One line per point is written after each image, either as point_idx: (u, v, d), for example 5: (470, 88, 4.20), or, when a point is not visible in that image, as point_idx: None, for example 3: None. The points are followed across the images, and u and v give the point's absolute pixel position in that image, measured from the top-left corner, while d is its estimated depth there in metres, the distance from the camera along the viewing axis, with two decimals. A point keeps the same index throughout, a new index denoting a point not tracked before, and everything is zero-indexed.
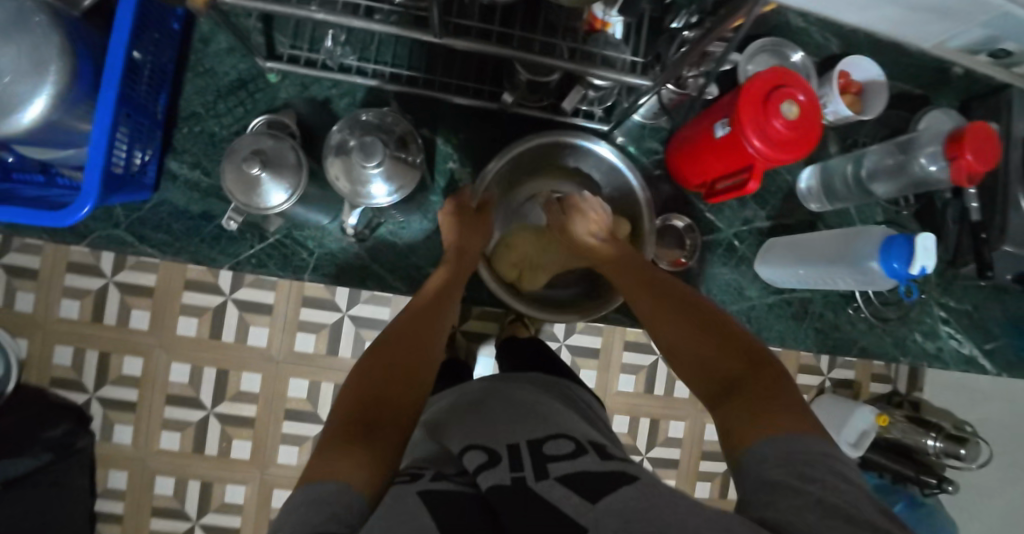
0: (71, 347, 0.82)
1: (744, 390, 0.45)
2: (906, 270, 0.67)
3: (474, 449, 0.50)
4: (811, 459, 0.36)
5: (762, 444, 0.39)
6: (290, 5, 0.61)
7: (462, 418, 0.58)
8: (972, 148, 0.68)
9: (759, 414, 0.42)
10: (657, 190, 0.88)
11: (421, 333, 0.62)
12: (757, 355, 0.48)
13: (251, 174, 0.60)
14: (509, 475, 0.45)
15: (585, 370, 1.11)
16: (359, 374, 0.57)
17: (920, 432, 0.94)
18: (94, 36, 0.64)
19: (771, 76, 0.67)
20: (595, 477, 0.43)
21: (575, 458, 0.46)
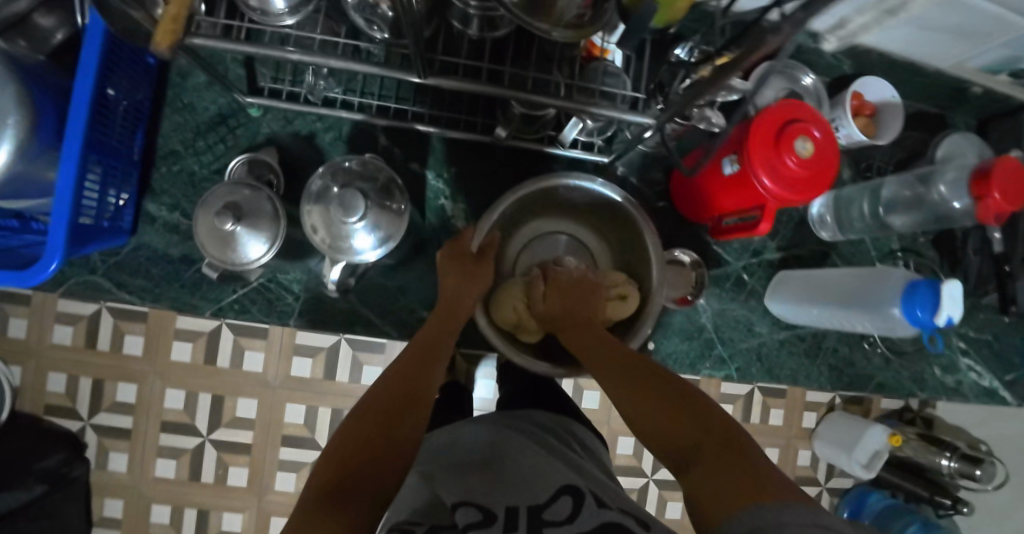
0: (64, 375, 0.96)
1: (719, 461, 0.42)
2: (931, 319, 0.62)
3: (467, 505, 0.48)
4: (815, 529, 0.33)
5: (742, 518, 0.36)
6: (264, 46, 0.57)
7: (467, 474, 0.55)
8: (1001, 186, 0.63)
9: (733, 483, 0.39)
10: (661, 222, 0.83)
11: (407, 387, 0.59)
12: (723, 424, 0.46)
13: (225, 230, 0.57)
14: None
15: (587, 391, 1.06)
16: (341, 435, 0.53)
17: (933, 451, 0.90)
18: (54, 79, 0.61)
19: (781, 109, 0.63)
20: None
21: (574, 519, 0.46)
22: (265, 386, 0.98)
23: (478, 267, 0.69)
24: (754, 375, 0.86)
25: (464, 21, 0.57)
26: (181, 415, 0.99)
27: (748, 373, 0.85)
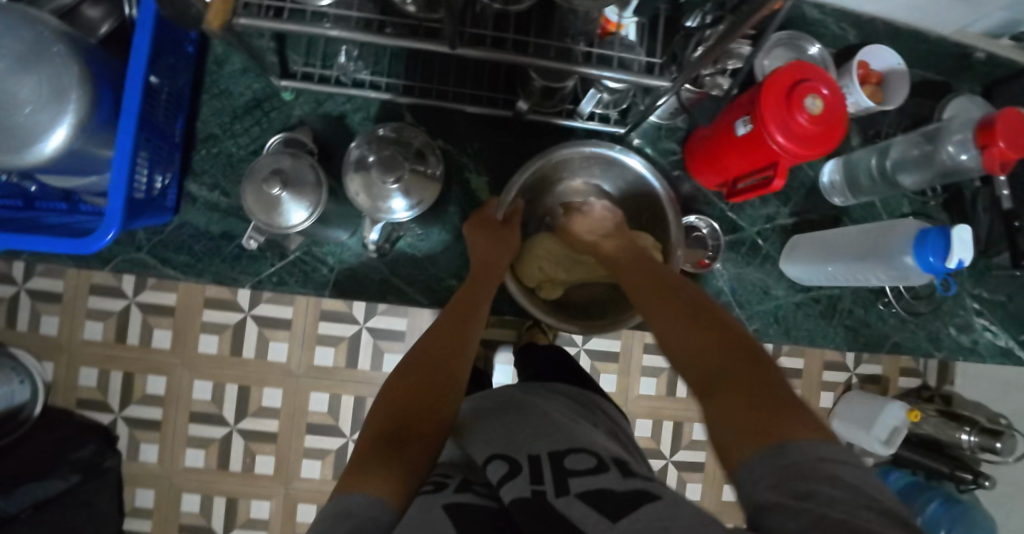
0: (95, 369, 0.93)
1: (735, 387, 0.41)
2: (943, 264, 0.65)
3: (496, 460, 0.49)
4: (812, 477, 0.33)
5: (752, 458, 0.36)
6: (303, 22, 0.60)
7: (485, 424, 0.56)
8: (1004, 135, 0.66)
9: (756, 421, 0.38)
10: (677, 191, 0.87)
11: (448, 349, 0.60)
12: (762, 359, 0.44)
13: (271, 195, 0.60)
14: (530, 487, 0.44)
15: (604, 374, 1.09)
16: (389, 388, 0.55)
17: (953, 427, 0.92)
18: (111, 62, 0.66)
19: (790, 70, 0.66)
20: (617, 497, 0.41)
21: (598, 476, 0.44)
22: (290, 374, 0.93)
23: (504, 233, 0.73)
24: (771, 335, 0.89)
25: None
26: (207, 405, 0.96)
27: (766, 335, 0.88)
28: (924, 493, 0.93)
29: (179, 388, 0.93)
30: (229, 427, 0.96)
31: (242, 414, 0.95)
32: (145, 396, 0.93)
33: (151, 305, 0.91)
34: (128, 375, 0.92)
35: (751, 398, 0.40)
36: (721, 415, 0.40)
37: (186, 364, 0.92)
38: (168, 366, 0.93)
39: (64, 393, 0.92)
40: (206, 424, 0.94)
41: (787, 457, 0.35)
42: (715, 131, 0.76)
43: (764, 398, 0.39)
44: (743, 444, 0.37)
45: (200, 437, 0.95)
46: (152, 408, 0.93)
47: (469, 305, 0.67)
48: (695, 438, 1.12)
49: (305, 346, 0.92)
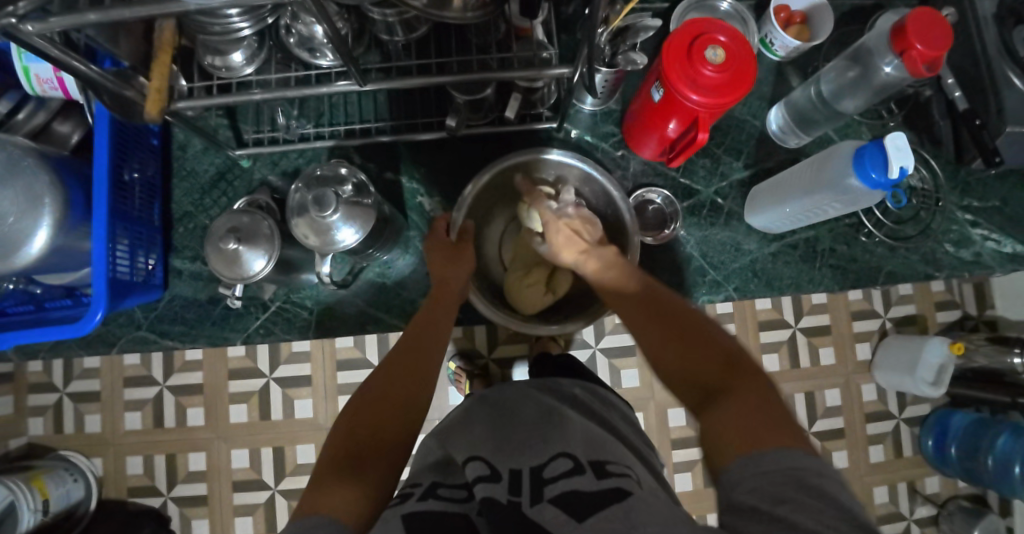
0: (139, 456, 1.03)
1: (750, 414, 0.40)
2: (886, 177, 0.64)
3: (474, 461, 0.51)
4: (791, 484, 0.33)
5: (762, 458, 0.36)
6: (233, 94, 0.68)
7: (473, 427, 0.58)
8: (918, 37, 0.67)
9: (748, 425, 0.39)
10: (627, 169, 0.89)
11: (417, 362, 0.59)
12: (759, 382, 0.43)
13: (230, 250, 0.66)
14: (506, 496, 0.46)
15: (625, 369, 1.12)
16: (354, 406, 0.53)
17: (1003, 353, 0.89)
18: (79, 167, 0.74)
19: (687, 28, 0.68)
20: (589, 496, 0.43)
21: (573, 473, 0.46)
22: (319, 428, 1.03)
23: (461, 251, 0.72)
24: (755, 290, 0.88)
25: (390, 31, 0.67)
26: (247, 473, 1.03)
27: (749, 290, 0.88)
28: (989, 427, 0.89)
29: (220, 460, 1.03)
30: (272, 491, 1.04)
31: (281, 476, 1.04)
32: (188, 474, 1.02)
33: (182, 387, 1.02)
34: (171, 455, 1.02)
35: (769, 428, 0.38)
36: (732, 435, 0.39)
37: (221, 436, 1.03)
38: (207, 442, 1.03)
39: (115, 484, 1.02)
40: (249, 491, 1.03)
41: (764, 467, 0.35)
42: (641, 102, 0.78)
43: (779, 416, 0.39)
44: (747, 454, 0.37)
45: (245, 505, 1.03)
46: (197, 485, 1.03)
47: (432, 321, 0.65)
48: None
49: (328, 400, 1.03)
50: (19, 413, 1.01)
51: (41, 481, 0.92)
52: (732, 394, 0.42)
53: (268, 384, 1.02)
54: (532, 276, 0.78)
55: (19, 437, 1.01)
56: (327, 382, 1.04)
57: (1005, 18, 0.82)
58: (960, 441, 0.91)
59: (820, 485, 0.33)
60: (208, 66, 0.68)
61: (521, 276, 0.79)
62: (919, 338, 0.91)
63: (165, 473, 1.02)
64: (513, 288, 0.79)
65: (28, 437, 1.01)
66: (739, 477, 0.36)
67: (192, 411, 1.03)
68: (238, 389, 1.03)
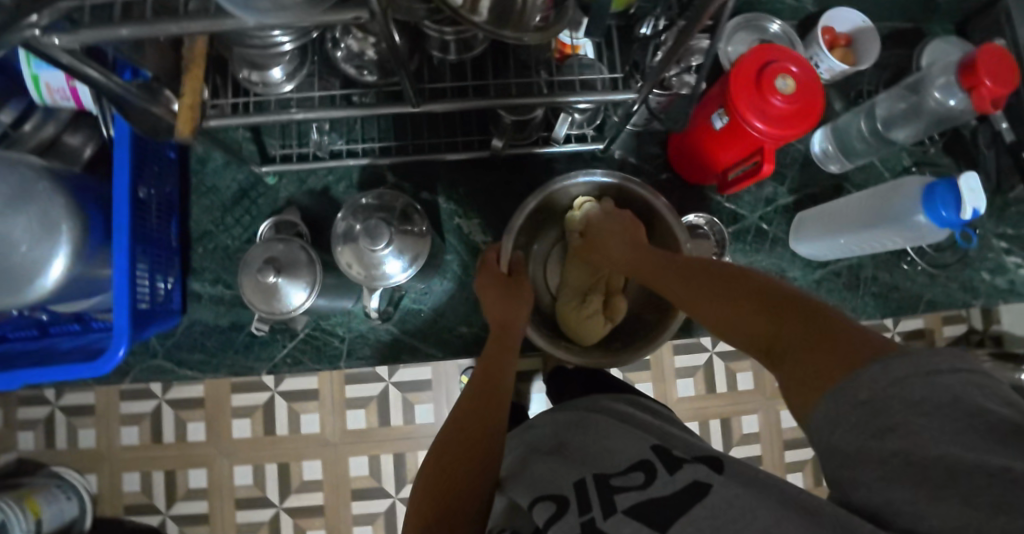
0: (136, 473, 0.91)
1: (820, 347, 0.36)
2: (958, 216, 0.62)
3: (543, 500, 0.47)
4: (902, 408, 0.30)
5: (859, 384, 0.32)
6: (271, 113, 0.62)
7: (534, 457, 0.54)
8: (988, 73, 0.65)
9: (819, 352, 0.36)
10: (670, 192, 0.86)
11: (482, 415, 0.56)
12: (820, 309, 0.40)
13: (268, 283, 0.61)
14: (578, 518, 0.43)
15: (638, 383, 1.10)
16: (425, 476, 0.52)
17: None
18: (95, 186, 0.68)
19: (754, 55, 0.65)
20: (665, 502, 0.40)
21: (645, 484, 0.42)
22: (327, 443, 0.82)
23: (517, 284, 0.70)
24: None
25: (443, 49, 0.62)
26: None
27: None
28: None
29: (222, 478, 0.82)
30: (276, 507, 0.82)
31: (288, 491, 0.82)
32: (189, 492, 0.82)
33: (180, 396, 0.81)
34: (169, 474, 0.82)
35: (841, 350, 0.35)
36: (808, 375, 0.36)
37: (223, 450, 0.82)
38: (209, 457, 0.82)
39: (111, 502, 0.82)
40: (252, 509, 0.82)
41: (863, 393, 0.31)
42: (694, 127, 0.75)
43: (849, 333, 0.36)
44: (831, 387, 0.33)
45: (247, 527, 0.82)
46: (197, 503, 0.82)
47: (494, 367, 0.63)
48: (745, 432, 1.10)
49: (336, 413, 0.81)
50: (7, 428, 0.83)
51: (31, 498, 0.74)
52: (793, 331, 0.40)
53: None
54: (590, 306, 0.73)
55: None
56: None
57: None
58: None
59: (955, 401, 0.29)
60: (243, 81, 0.61)
61: (578, 309, 0.74)
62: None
63: (163, 489, 0.82)
64: (566, 315, 0.75)
65: (18, 452, 0.83)
66: (840, 418, 0.32)
67: (193, 424, 0.82)
68: (238, 400, 0.81)
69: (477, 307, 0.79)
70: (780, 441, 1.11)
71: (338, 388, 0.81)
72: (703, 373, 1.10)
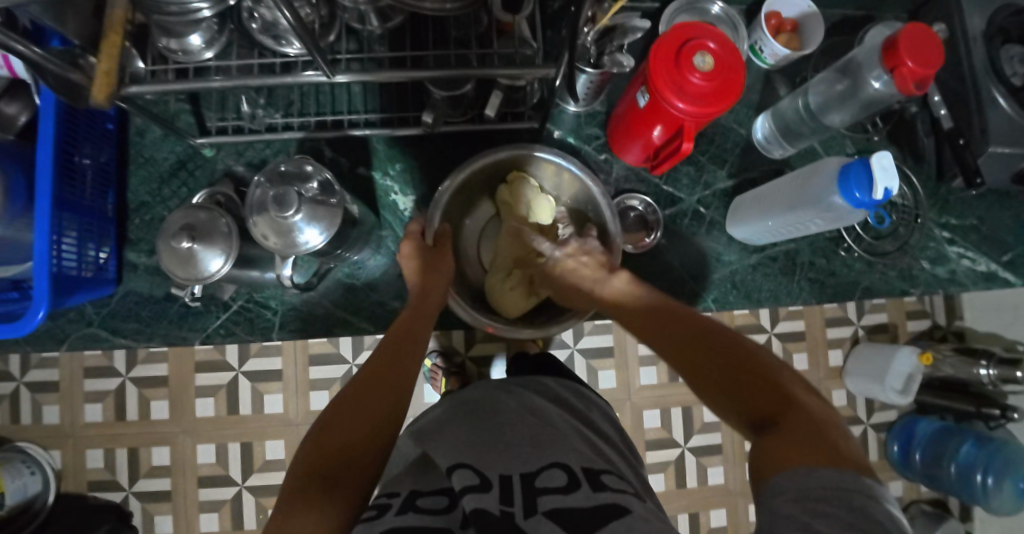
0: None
1: (800, 437, 0.35)
2: (870, 197, 0.62)
3: (461, 469, 0.47)
4: (833, 498, 0.30)
5: (811, 476, 0.32)
6: (192, 81, 0.63)
7: (454, 425, 0.54)
8: (910, 53, 0.65)
9: (804, 447, 0.34)
10: (608, 174, 0.87)
11: (394, 380, 0.58)
12: (824, 412, 0.38)
13: (183, 249, 0.61)
14: (498, 506, 0.43)
15: (602, 370, 1.10)
16: (326, 420, 0.53)
17: (969, 363, 0.87)
18: (22, 152, 0.68)
19: (677, 32, 0.65)
20: (582, 513, 0.42)
21: (567, 491, 0.44)
22: (290, 424, 0.83)
23: (439, 254, 0.72)
24: (732, 302, 0.88)
25: (364, 20, 0.63)
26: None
27: (726, 302, 0.88)
28: (953, 436, 0.87)
29: (185, 457, 0.83)
30: (239, 484, 0.84)
31: (249, 470, 0.84)
32: (153, 469, 0.83)
33: (145, 378, 0.82)
34: (132, 451, 0.83)
35: (815, 447, 0.34)
36: (771, 457, 0.35)
37: (188, 431, 0.83)
38: (173, 437, 0.84)
39: (74, 479, 0.83)
40: (216, 486, 0.84)
41: (813, 483, 0.31)
42: (625, 107, 0.76)
43: (836, 438, 0.35)
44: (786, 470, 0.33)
45: (212, 501, 0.84)
46: (161, 479, 0.84)
47: (408, 333, 0.64)
48: (706, 422, 1.12)
49: (299, 396, 0.83)
50: None
51: None
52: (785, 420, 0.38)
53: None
54: (514, 279, 0.75)
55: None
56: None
57: (990, 37, 0.81)
58: (926, 449, 0.90)
59: (859, 497, 0.30)
60: (163, 49, 0.62)
61: (504, 280, 0.76)
62: (886, 348, 0.88)
63: (127, 466, 0.83)
64: (493, 289, 0.77)
65: None
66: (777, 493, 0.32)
67: (157, 404, 0.83)
68: (205, 381, 0.82)
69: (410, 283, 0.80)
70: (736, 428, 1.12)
71: (302, 370, 0.82)
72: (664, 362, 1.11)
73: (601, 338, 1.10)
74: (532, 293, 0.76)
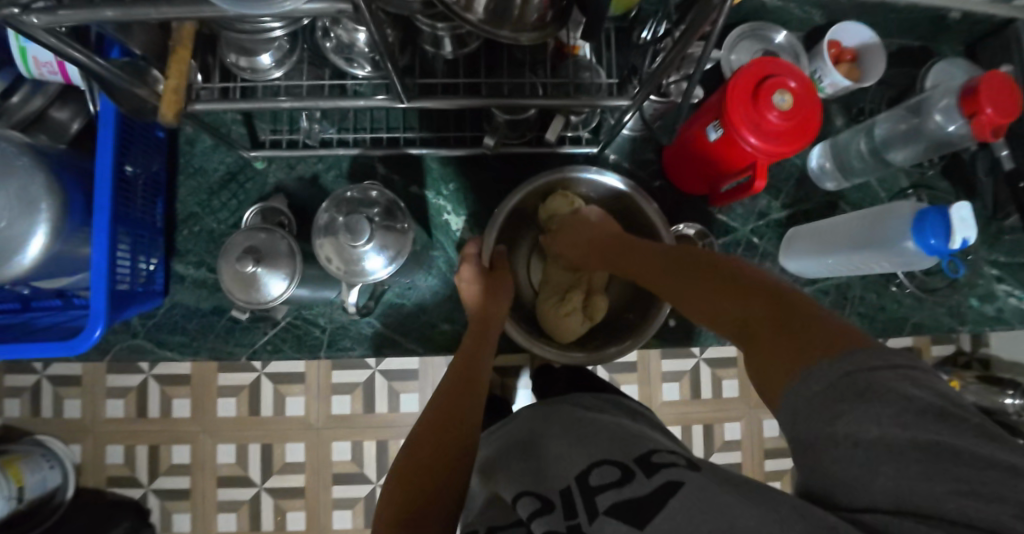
0: (121, 446, 0.98)
1: (796, 333, 0.39)
2: (947, 245, 0.61)
3: (525, 495, 0.48)
4: (849, 394, 0.32)
5: (812, 376, 0.35)
6: (258, 100, 0.62)
7: (512, 456, 0.55)
8: (991, 101, 0.64)
9: (798, 346, 0.37)
10: (662, 199, 0.85)
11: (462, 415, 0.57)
12: (805, 304, 0.42)
13: (247, 272, 0.60)
14: (564, 522, 0.43)
15: (625, 384, 1.09)
16: (402, 464, 0.53)
17: (995, 392, 0.90)
18: (78, 163, 0.67)
19: (753, 68, 0.64)
20: (641, 501, 0.39)
21: (623, 484, 0.42)
22: (310, 427, 0.99)
23: (497, 278, 0.72)
24: None
25: (437, 44, 0.61)
26: (234, 468, 0.99)
27: None
28: None
29: (204, 455, 0.99)
30: (258, 487, 1.00)
31: (269, 473, 1.00)
32: (173, 466, 0.98)
33: (169, 377, 0.97)
34: (154, 447, 0.98)
35: (807, 341, 0.37)
36: (775, 368, 0.38)
37: (209, 430, 0.99)
38: (193, 435, 0.99)
39: (94, 474, 0.97)
40: (237, 487, 0.99)
41: (818, 385, 0.34)
42: (688, 139, 0.74)
43: (821, 323, 0.38)
44: (795, 372, 0.36)
45: (230, 502, 0.99)
46: (181, 478, 0.99)
47: (468, 364, 0.64)
48: (726, 439, 1.11)
49: (321, 399, 0.99)
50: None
51: (14, 466, 0.87)
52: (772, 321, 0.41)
53: (259, 377, 0.98)
54: (569, 304, 0.74)
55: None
56: (321, 381, 1.00)
57: None
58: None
59: (874, 383, 0.32)
60: (231, 65, 0.60)
61: (558, 305, 0.75)
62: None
63: (148, 463, 0.98)
64: (545, 313, 0.76)
65: (5, 419, 0.96)
66: (801, 409, 0.35)
67: (178, 402, 0.98)
68: (228, 382, 0.98)
69: (461, 306, 0.79)
70: (759, 448, 1.11)
71: (324, 375, 0.99)
72: (687, 377, 1.10)
73: (635, 358, 1.09)
74: (586, 318, 0.75)
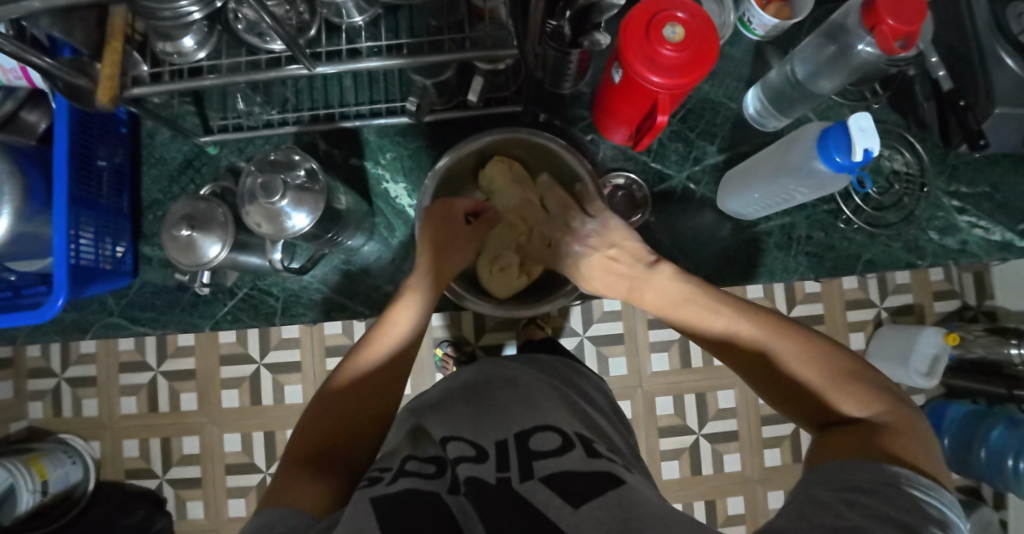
0: (136, 440, 1.04)
1: (852, 437, 0.42)
2: (851, 159, 0.61)
3: (458, 441, 0.52)
4: (878, 494, 0.36)
5: (859, 467, 0.39)
6: (187, 79, 0.68)
7: (457, 405, 0.58)
8: (890, 11, 0.63)
9: (852, 447, 0.41)
10: (595, 153, 0.89)
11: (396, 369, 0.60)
12: (909, 418, 0.43)
13: (184, 237, 0.66)
14: (495, 474, 0.46)
15: (612, 357, 1.08)
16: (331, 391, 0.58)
17: (999, 343, 0.87)
18: (39, 155, 0.74)
19: (646, 5, 0.65)
20: (578, 477, 0.44)
21: (562, 454, 0.47)
22: None
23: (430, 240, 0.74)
24: (725, 277, 0.88)
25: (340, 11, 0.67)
26: (239, 456, 1.04)
27: (718, 278, 0.88)
28: (986, 419, 0.89)
29: (213, 445, 1.04)
30: (263, 473, 1.04)
31: (273, 459, 1.04)
32: (183, 457, 1.04)
33: (174, 373, 1.03)
34: (165, 440, 1.04)
35: (884, 449, 0.40)
36: (831, 452, 0.42)
37: (215, 420, 1.04)
38: (202, 427, 1.04)
39: (113, 467, 1.04)
40: (243, 474, 1.04)
41: (859, 475, 0.38)
42: (604, 84, 0.76)
43: (918, 451, 0.40)
44: (844, 461, 0.40)
45: (239, 488, 1.04)
46: (191, 468, 1.04)
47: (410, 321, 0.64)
48: (722, 407, 1.09)
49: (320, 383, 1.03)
50: (19, 398, 1.04)
51: (41, 463, 0.95)
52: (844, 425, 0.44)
53: (257, 368, 1.02)
54: (504, 260, 0.77)
55: (22, 420, 1.04)
56: (317, 370, 1.04)
57: None
58: (953, 433, 0.92)
59: (881, 498, 0.36)
60: (160, 52, 0.67)
61: (491, 264, 0.78)
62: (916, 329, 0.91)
63: (161, 457, 1.04)
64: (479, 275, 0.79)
65: (29, 420, 1.04)
66: (818, 478, 0.40)
67: (186, 396, 1.04)
68: (230, 375, 1.03)
69: (404, 267, 0.84)
70: (752, 413, 1.08)
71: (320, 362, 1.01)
72: (676, 347, 1.08)
73: (619, 327, 1.08)
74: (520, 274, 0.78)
